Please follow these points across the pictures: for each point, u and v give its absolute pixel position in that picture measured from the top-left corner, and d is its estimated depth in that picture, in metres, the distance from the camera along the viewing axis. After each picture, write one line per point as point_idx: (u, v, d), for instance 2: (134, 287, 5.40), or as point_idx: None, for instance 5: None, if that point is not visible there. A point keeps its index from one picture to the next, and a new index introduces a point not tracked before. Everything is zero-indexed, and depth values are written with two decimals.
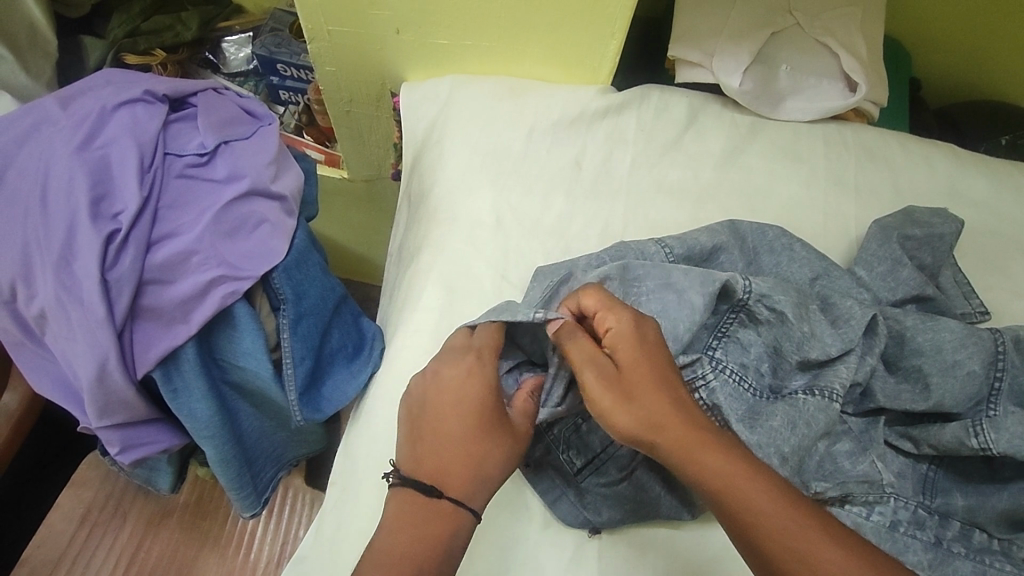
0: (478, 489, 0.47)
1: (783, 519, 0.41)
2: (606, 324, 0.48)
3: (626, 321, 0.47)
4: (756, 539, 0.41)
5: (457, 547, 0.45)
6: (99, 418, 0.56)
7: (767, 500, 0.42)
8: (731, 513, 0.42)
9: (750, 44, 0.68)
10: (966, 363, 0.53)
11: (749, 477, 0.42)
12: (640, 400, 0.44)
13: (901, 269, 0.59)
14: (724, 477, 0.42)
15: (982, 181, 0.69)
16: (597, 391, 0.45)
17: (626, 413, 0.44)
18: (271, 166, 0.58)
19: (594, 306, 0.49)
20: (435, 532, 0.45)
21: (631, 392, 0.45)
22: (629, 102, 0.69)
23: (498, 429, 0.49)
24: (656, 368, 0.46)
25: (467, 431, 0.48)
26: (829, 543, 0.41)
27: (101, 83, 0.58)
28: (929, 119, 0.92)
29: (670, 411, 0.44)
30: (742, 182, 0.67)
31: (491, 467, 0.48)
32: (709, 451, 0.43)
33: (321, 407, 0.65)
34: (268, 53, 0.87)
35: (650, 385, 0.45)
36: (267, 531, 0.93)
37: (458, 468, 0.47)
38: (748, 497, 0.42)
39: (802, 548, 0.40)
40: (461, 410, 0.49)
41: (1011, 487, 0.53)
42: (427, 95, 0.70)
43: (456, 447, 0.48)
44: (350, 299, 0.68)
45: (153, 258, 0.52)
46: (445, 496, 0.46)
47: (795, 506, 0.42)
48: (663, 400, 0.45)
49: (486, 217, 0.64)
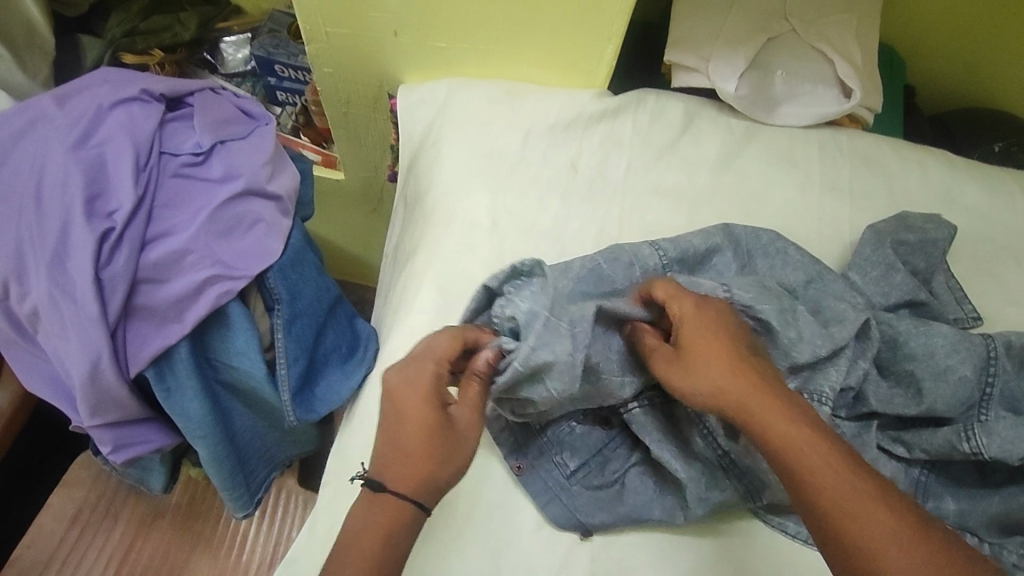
0: (426, 488, 0.45)
1: (853, 493, 0.42)
2: (676, 310, 0.48)
3: (693, 312, 0.47)
4: (815, 503, 0.42)
5: (406, 544, 0.44)
6: (91, 417, 0.55)
7: (836, 473, 0.42)
8: (791, 476, 0.43)
9: (746, 49, 0.68)
10: (958, 368, 0.54)
11: (813, 444, 0.43)
12: (700, 376, 0.45)
13: (894, 274, 0.59)
14: (790, 444, 0.43)
15: (975, 188, 0.70)
16: (663, 369, 0.47)
17: (690, 389, 0.45)
18: (267, 166, 0.58)
19: (663, 295, 0.48)
20: (382, 530, 0.44)
21: (697, 368, 0.46)
22: (625, 106, 0.69)
23: (441, 431, 0.46)
24: (723, 345, 0.46)
25: (406, 435, 0.46)
26: (886, 516, 0.41)
27: (97, 80, 0.58)
28: (923, 126, 0.92)
29: (736, 385, 0.45)
30: (738, 187, 0.67)
31: (440, 469, 0.46)
32: (772, 419, 0.44)
33: (317, 407, 0.64)
34: (266, 54, 0.87)
35: (714, 361, 0.45)
36: (260, 533, 0.93)
37: (397, 469, 0.46)
38: (809, 463, 0.42)
39: (859, 518, 0.41)
40: (406, 416, 0.47)
41: (1002, 491, 0.53)
42: (423, 98, 0.70)
43: (401, 450, 0.46)
44: (346, 300, 0.68)
45: (147, 257, 0.52)
46: (391, 493, 0.45)
47: (856, 476, 0.42)
48: (729, 376, 0.45)
49: (482, 219, 0.64)
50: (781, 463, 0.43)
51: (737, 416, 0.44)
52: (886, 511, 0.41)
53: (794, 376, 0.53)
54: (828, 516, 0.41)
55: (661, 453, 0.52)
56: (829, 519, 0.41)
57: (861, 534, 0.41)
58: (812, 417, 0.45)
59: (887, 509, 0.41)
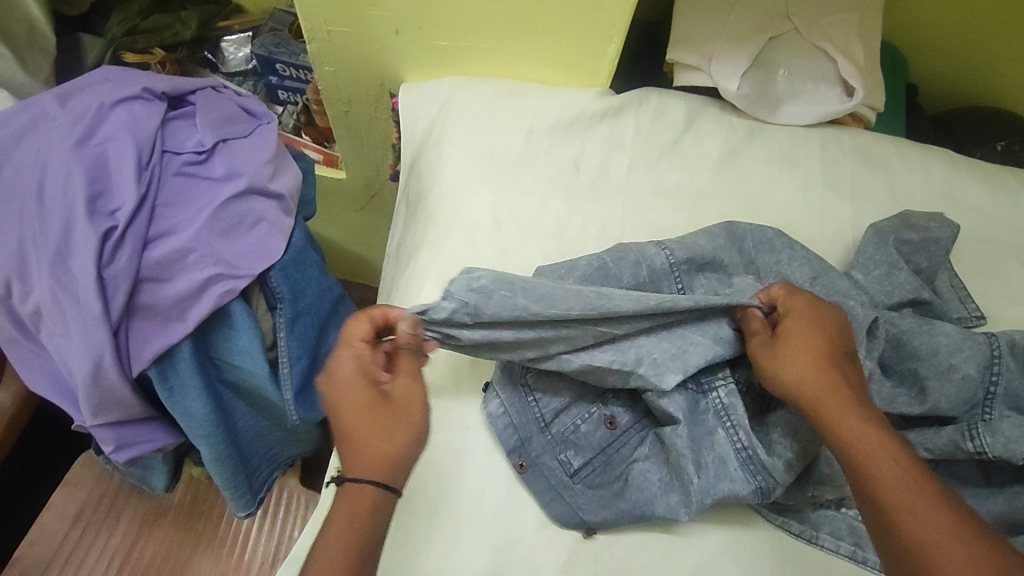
0: (384, 469, 0.45)
1: (908, 490, 0.43)
2: (788, 303, 0.52)
3: (803, 306, 0.51)
4: (876, 498, 0.43)
5: (379, 529, 0.44)
6: (93, 416, 0.55)
7: (897, 469, 0.44)
8: (856, 470, 0.45)
9: (748, 48, 0.68)
10: (962, 367, 0.54)
11: (881, 444, 0.45)
12: (785, 359, 0.49)
13: (897, 273, 0.59)
14: (856, 438, 0.45)
15: (978, 187, 0.70)
16: (756, 354, 0.50)
17: (776, 371, 0.49)
18: (269, 164, 0.58)
19: (778, 291, 0.53)
20: (352, 518, 0.44)
21: (786, 353, 0.49)
22: (628, 105, 0.69)
23: (381, 408, 0.47)
24: (821, 338, 0.49)
25: (354, 421, 0.46)
26: (949, 522, 0.41)
27: (99, 78, 0.57)
28: (925, 125, 0.92)
29: (819, 375, 0.48)
30: (740, 186, 0.67)
31: (392, 447, 0.46)
32: (841, 411, 0.46)
33: (318, 407, 0.65)
34: (268, 53, 0.87)
35: (805, 350, 0.49)
36: (261, 532, 0.93)
37: (352, 457, 0.46)
38: (876, 460, 0.44)
39: (921, 518, 0.42)
40: (344, 400, 0.47)
41: (1006, 491, 0.53)
42: (425, 97, 0.70)
43: (348, 436, 0.46)
44: (347, 300, 0.68)
45: (150, 256, 0.52)
46: (352, 482, 0.45)
47: (925, 480, 0.43)
48: (816, 368, 0.48)
49: (485, 218, 0.64)
50: (847, 458, 0.45)
51: (814, 404, 0.47)
52: (950, 521, 0.41)
53: None
54: (888, 510, 0.43)
55: (678, 437, 0.51)
56: (888, 513, 0.43)
57: (921, 532, 0.41)
58: (886, 425, 0.47)
59: (951, 518, 0.42)
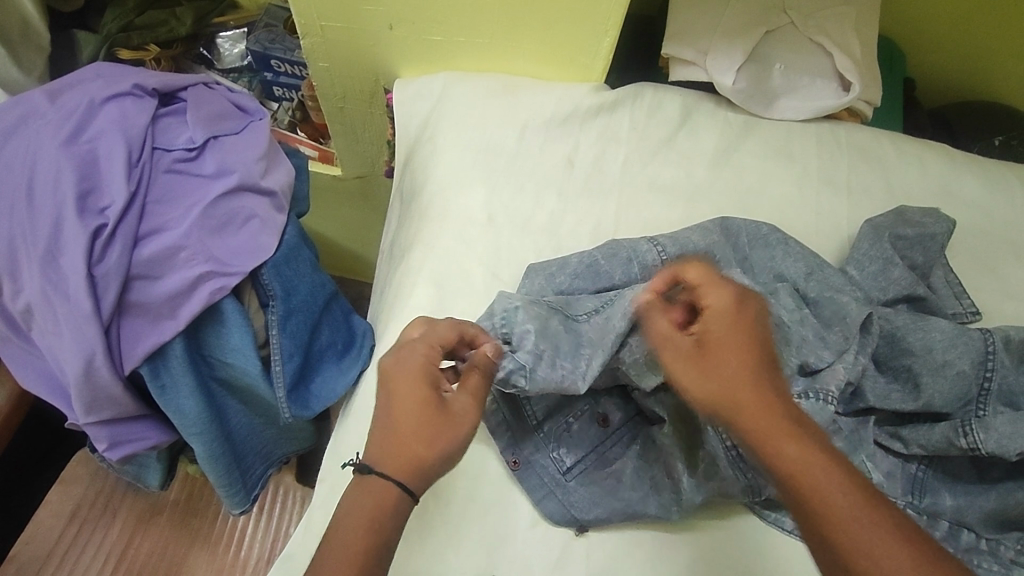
0: (412, 471, 0.43)
1: (858, 518, 0.38)
2: (706, 300, 0.46)
3: (722, 301, 0.45)
4: (833, 538, 0.38)
5: (393, 530, 0.42)
6: (86, 414, 0.55)
7: (842, 494, 0.39)
8: (804, 505, 0.39)
9: (744, 43, 0.68)
10: (956, 363, 0.53)
11: (826, 466, 0.39)
12: (709, 373, 0.43)
13: (892, 269, 0.59)
14: (797, 462, 0.40)
15: (975, 182, 0.69)
16: (676, 368, 0.44)
17: (702, 388, 0.43)
18: (261, 161, 0.58)
19: (697, 277, 0.47)
20: (368, 512, 0.42)
21: (713, 367, 0.43)
22: (623, 100, 0.69)
23: (436, 412, 0.45)
24: (744, 341, 0.44)
25: (404, 417, 0.45)
26: (912, 560, 0.37)
27: (90, 75, 0.57)
28: (922, 120, 0.92)
29: (752, 395, 0.42)
30: (735, 181, 0.67)
31: (431, 452, 0.44)
32: (782, 436, 0.40)
33: (310, 404, 0.64)
34: (262, 48, 0.87)
35: (732, 360, 0.43)
36: (258, 528, 0.93)
37: (390, 451, 0.44)
38: (828, 494, 0.38)
39: (880, 557, 0.37)
40: (401, 391, 0.46)
41: (1000, 487, 0.53)
42: (420, 92, 0.70)
43: (391, 427, 0.45)
44: (341, 297, 0.67)
45: (140, 253, 0.52)
46: (378, 475, 0.43)
47: (873, 501, 0.38)
48: (745, 381, 0.42)
49: (478, 214, 0.63)
50: (794, 493, 0.39)
51: (745, 424, 0.41)
52: (910, 556, 0.37)
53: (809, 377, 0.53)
54: (844, 554, 0.37)
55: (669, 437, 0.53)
56: (843, 555, 0.37)
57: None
58: (826, 442, 0.41)
59: (913, 553, 0.37)
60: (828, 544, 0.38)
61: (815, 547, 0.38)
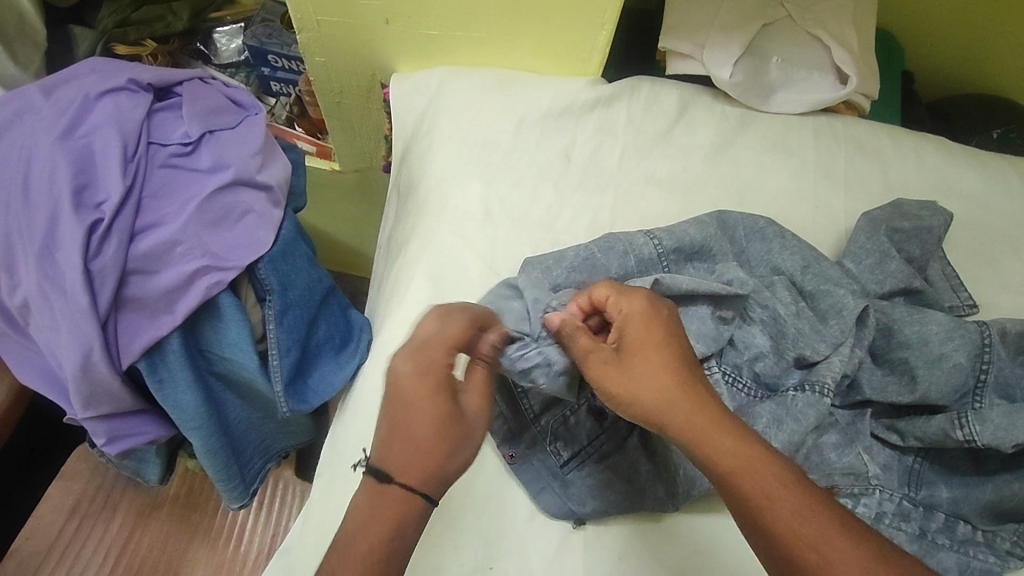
0: (432, 482, 0.44)
1: (795, 507, 0.41)
2: (620, 308, 0.48)
3: (638, 310, 0.48)
4: (770, 525, 0.41)
5: (412, 537, 0.44)
6: (84, 408, 0.56)
7: (779, 485, 0.41)
8: (742, 497, 0.41)
9: (741, 36, 0.68)
10: (953, 356, 0.53)
11: (761, 459, 0.42)
12: (642, 383, 0.45)
13: (889, 262, 0.59)
14: (734, 456, 0.42)
15: (972, 174, 0.69)
16: (605, 381, 0.46)
17: (633, 395, 0.45)
18: (257, 155, 0.58)
19: (606, 294, 0.49)
20: (389, 522, 0.43)
21: (638, 374, 0.46)
22: (619, 94, 0.69)
23: (456, 422, 0.46)
24: (667, 349, 0.46)
25: (424, 424, 0.45)
26: (840, 535, 0.40)
27: (85, 70, 0.57)
28: (921, 113, 0.92)
29: (679, 396, 0.45)
30: (732, 175, 0.67)
31: (451, 463, 0.45)
32: (713, 433, 0.43)
33: (308, 398, 0.64)
34: (259, 43, 0.86)
35: (660, 369, 0.45)
36: (257, 523, 0.93)
37: (411, 462, 0.44)
38: (761, 483, 0.41)
39: (813, 536, 0.40)
40: (421, 399, 0.46)
41: (996, 479, 0.53)
42: (417, 86, 0.69)
43: (411, 435, 0.45)
44: (339, 291, 0.67)
45: (137, 248, 0.52)
46: (400, 485, 0.44)
47: (806, 488, 0.42)
48: (676, 387, 0.45)
49: (475, 208, 0.63)
50: (731, 487, 0.42)
51: (683, 426, 0.44)
52: (839, 532, 0.40)
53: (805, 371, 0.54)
54: (783, 538, 0.40)
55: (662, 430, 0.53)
56: (781, 539, 0.40)
57: (815, 553, 0.40)
58: (751, 433, 0.44)
59: (841, 529, 0.40)
60: (767, 531, 0.41)
61: (757, 538, 0.41)
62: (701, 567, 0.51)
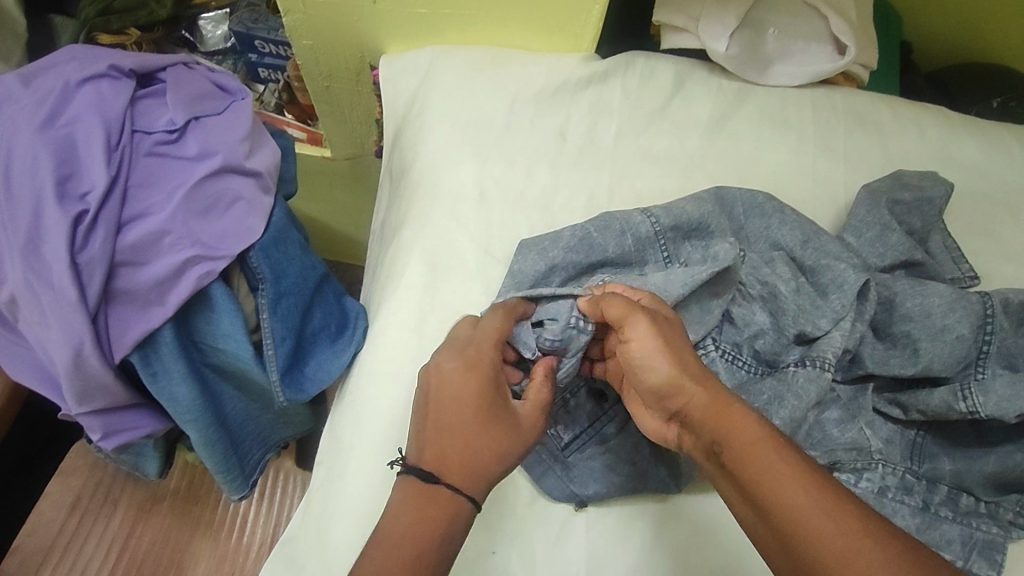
0: (478, 480, 0.45)
1: (799, 483, 0.41)
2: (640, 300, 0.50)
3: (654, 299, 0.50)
4: (778, 496, 0.40)
5: (455, 542, 0.43)
6: (78, 404, 0.55)
7: (788, 461, 0.41)
8: (753, 471, 0.42)
9: (738, 7, 0.66)
10: (956, 327, 0.53)
11: (766, 439, 0.43)
12: (676, 346, 0.47)
13: (890, 234, 0.58)
14: (746, 430, 0.43)
15: (973, 143, 0.68)
16: (645, 337, 0.46)
17: (672, 357, 0.46)
18: (245, 141, 0.56)
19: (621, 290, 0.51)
20: (430, 526, 0.43)
21: (673, 343, 0.47)
22: (613, 69, 0.67)
23: (502, 421, 0.46)
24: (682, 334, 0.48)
25: (470, 425, 0.45)
26: (851, 513, 0.40)
27: (65, 56, 0.56)
28: (919, 82, 0.91)
29: (705, 373, 0.46)
30: (729, 150, 0.66)
31: (492, 461, 0.45)
32: (738, 417, 0.44)
33: (305, 386, 0.64)
34: (245, 28, 0.85)
35: (683, 345, 0.47)
36: (259, 513, 0.94)
37: (459, 462, 0.45)
38: (774, 460, 0.42)
39: (821, 507, 0.40)
40: (461, 404, 0.46)
41: (998, 450, 0.52)
42: (406, 67, 0.68)
43: (458, 435, 0.45)
44: (333, 279, 0.66)
45: (125, 239, 0.51)
46: (445, 485, 0.44)
47: (813, 470, 0.41)
48: (696, 361, 0.47)
49: (469, 191, 0.62)
50: (738, 456, 0.43)
51: (697, 396, 0.45)
52: (853, 512, 0.40)
53: (808, 347, 0.53)
54: (791, 511, 0.40)
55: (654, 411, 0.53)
56: (795, 512, 0.40)
57: (826, 525, 0.39)
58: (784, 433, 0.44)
59: (854, 508, 0.40)
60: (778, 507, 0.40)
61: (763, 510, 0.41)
62: (705, 548, 0.51)
